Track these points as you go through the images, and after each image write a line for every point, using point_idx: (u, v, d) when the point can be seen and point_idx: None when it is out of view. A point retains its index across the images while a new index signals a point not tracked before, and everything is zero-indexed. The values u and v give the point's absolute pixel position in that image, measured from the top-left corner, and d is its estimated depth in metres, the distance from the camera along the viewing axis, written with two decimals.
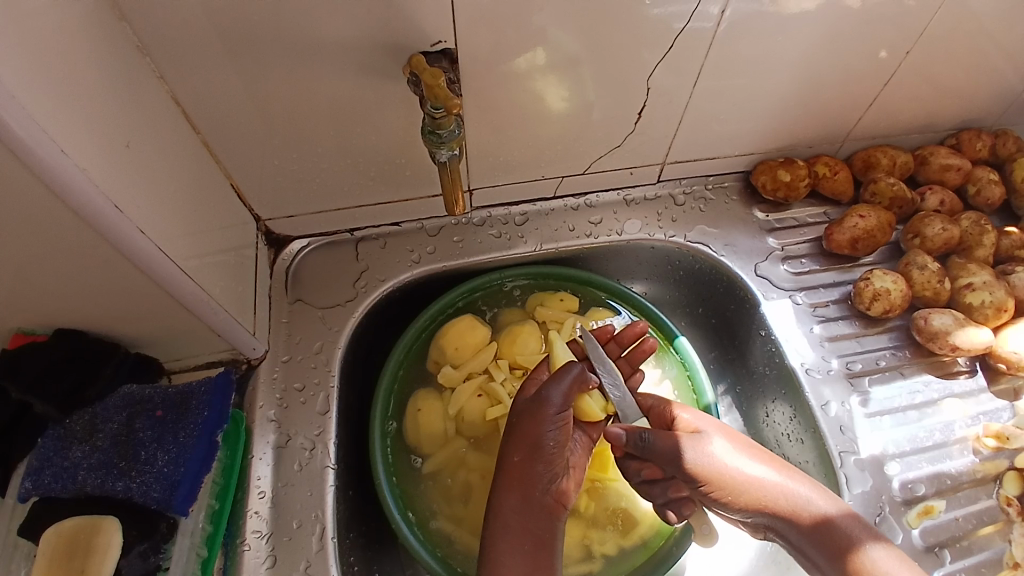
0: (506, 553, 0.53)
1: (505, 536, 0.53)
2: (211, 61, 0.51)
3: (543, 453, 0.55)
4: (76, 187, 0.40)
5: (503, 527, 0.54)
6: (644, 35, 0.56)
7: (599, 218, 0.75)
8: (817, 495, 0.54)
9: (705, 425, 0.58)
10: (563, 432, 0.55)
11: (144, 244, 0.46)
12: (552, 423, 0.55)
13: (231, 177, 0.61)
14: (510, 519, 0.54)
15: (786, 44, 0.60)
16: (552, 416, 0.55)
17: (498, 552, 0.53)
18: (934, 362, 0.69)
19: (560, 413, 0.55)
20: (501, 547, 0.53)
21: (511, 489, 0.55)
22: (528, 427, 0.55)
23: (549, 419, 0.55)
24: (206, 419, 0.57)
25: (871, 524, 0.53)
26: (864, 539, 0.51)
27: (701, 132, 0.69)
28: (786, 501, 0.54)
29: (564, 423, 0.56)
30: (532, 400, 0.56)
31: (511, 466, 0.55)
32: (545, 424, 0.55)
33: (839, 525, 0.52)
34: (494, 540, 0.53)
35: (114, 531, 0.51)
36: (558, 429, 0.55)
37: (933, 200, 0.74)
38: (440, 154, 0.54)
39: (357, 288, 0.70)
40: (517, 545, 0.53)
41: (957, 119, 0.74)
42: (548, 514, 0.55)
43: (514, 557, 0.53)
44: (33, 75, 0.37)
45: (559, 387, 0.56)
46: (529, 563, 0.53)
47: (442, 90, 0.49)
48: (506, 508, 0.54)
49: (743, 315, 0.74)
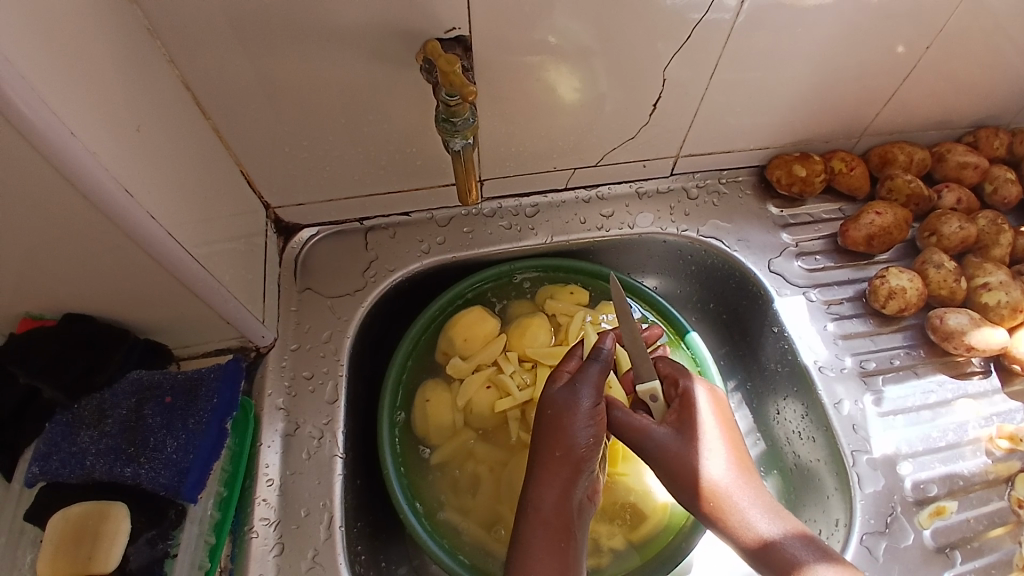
0: (542, 550, 0.51)
1: (541, 532, 0.52)
2: (221, 45, 0.50)
3: (581, 448, 0.54)
4: (85, 169, 0.40)
5: (541, 524, 0.52)
6: (660, 25, 0.55)
7: (610, 211, 0.74)
8: (772, 508, 0.52)
9: (701, 413, 0.56)
10: (599, 428, 0.55)
11: (154, 229, 0.46)
12: (588, 419, 0.54)
13: (241, 163, 0.61)
14: (549, 515, 0.53)
15: (804, 38, 0.59)
16: (588, 411, 0.54)
17: (533, 549, 0.51)
18: (947, 362, 0.69)
19: (595, 407, 0.55)
20: (535, 546, 0.51)
21: (549, 484, 0.53)
22: (565, 422, 0.54)
23: (583, 414, 0.54)
24: (216, 406, 0.57)
25: (829, 548, 0.50)
26: (811, 565, 0.48)
27: (715, 125, 0.68)
28: (731, 508, 0.52)
29: (598, 418, 0.55)
30: (568, 395, 0.55)
31: (550, 461, 0.54)
32: (582, 419, 0.54)
33: (783, 545, 0.50)
34: (530, 537, 0.52)
35: (123, 517, 0.51)
36: (595, 425, 0.54)
37: (950, 198, 0.73)
38: (454, 142, 0.54)
39: (366, 278, 0.70)
40: (552, 541, 0.52)
41: (975, 117, 0.73)
42: (580, 510, 0.54)
43: (548, 554, 0.51)
44: (42, 56, 0.37)
45: (592, 382, 0.55)
46: (564, 559, 0.52)
47: (458, 76, 0.48)
48: (543, 502, 0.53)
49: (755, 311, 0.73)
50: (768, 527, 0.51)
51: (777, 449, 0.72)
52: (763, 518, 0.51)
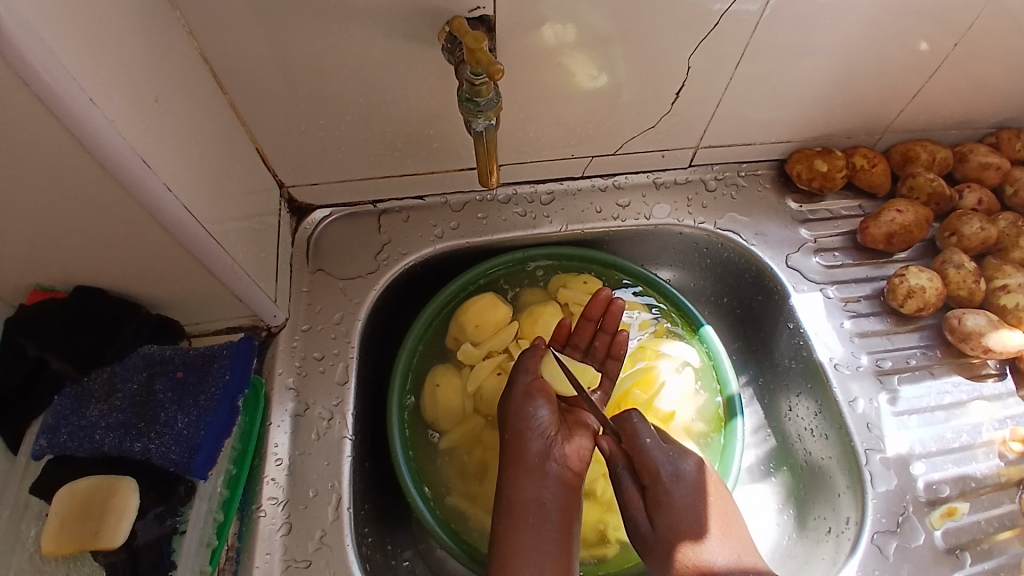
0: (509, 527, 0.54)
1: (510, 511, 0.55)
2: (239, 18, 0.49)
3: (534, 426, 0.57)
4: (103, 139, 0.39)
5: (507, 503, 0.56)
6: (685, 14, 0.54)
7: (627, 201, 0.73)
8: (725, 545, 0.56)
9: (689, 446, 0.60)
10: (550, 401, 0.59)
11: (170, 201, 0.45)
12: (532, 395, 0.59)
13: (256, 141, 0.60)
14: (515, 494, 0.56)
15: (831, 31, 0.58)
16: (524, 387, 0.59)
17: (501, 528, 0.55)
18: (963, 363, 0.68)
19: (532, 381, 0.60)
20: (502, 523, 0.55)
21: (513, 463, 0.57)
22: (511, 402, 0.59)
23: (527, 391, 0.59)
24: (227, 382, 0.56)
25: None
26: None
27: (735, 118, 0.67)
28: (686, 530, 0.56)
29: (546, 392, 0.59)
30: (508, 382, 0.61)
31: (511, 446, 0.58)
32: (527, 399, 0.59)
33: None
34: (498, 517, 0.56)
35: (130, 492, 0.50)
36: (540, 398, 0.59)
37: (971, 198, 0.72)
38: (477, 123, 0.52)
39: (379, 260, 0.69)
40: (521, 520, 0.55)
41: (998, 117, 0.72)
42: (558, 487, 0.56)
43: (516, 531, 0.54)
44: (61, 17, 0.36)
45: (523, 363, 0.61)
46: (534, 537, 0.54)
47: (484, 55, 0.47)
48: (514, 487, 0.56)
49: (770, 307, 0.72)
50: (715, 559, 0.55)
51: (787, 445, 0.71)
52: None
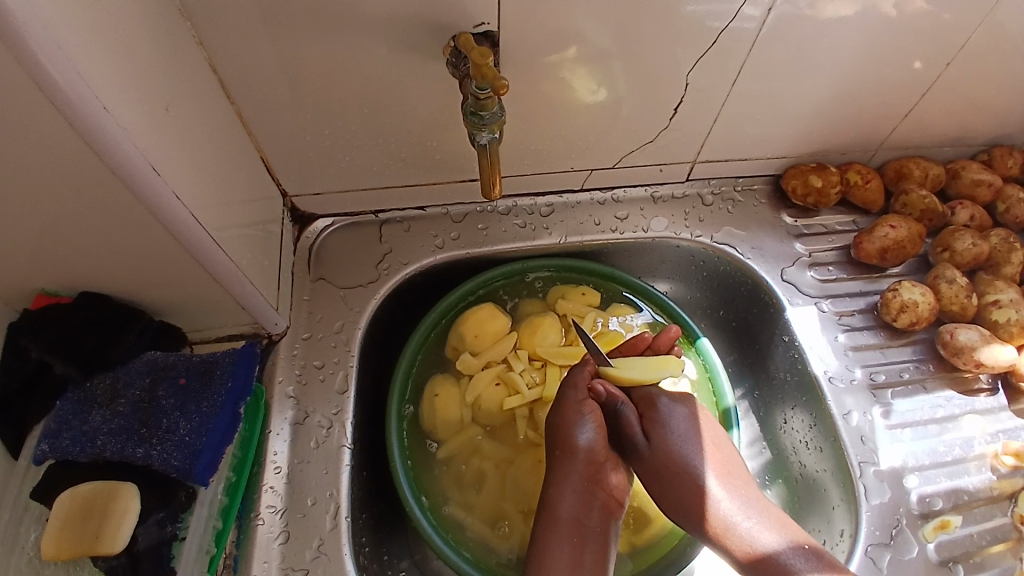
0: (556, 546, 0.54)
1: (557, 529, 0.55)
2: (248, 30, 0.50)
3: (583, 444, 0.57)
4: (117, 146, 0.40)
5: (555, 524, 0.55)
6: (684, 33, 0.56)
7: (625, 214, 0.74)
8: (728, 484, 0.57)
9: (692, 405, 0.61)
10: (598, 422, 0.58)
11: (180, 210, 0.46)
12: (584, 415, 0.58)
13: (262, 150, 0.61)
14: (563, 513, 0.56)
15: (826, 50, 0.59)
16: (576, 404, 0.58)
17: (548, 546, 0.54)
18: (956, 377, 0.69)
19: (584, 399, 0.59)
20: (551, 541, 0.55)
21: (561, 482, 0.57)
22: (562, 421, 0.58)
23: (580, 412, 0.58)
24: (230, 390, 0.57)
25: (777, 519, 0.55)
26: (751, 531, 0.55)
27: (733, 133, 0.68)
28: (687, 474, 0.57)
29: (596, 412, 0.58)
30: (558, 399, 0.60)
31: (558, 461, 0.58)
32: (578, 418, 0.58)
33: (783, 557, 0.53)
34: (545, 533, 0.55)
35: (132, 496, 0.50)
36: (592, 420, 0.58)
37: (963, 214, 0.73)
38: (480, 136, 0.53)
39: (380, 270, 0.70)
40: (568, 539, 0.55)
41: (990, 136, 0.73)
42: (601, 510, 0.57)
43: (563, 550, 0.54)
44: (80, 28, 0.37)
45: (576, 384, 0.59)
46: (580, 556, 0.54)
47: (490, 69, 0.48)
48: (560, 502, 0.56)
49: (766, 321, 0.73)
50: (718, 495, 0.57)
51: (782, 458, 0.72)
52: (764, 532, 0.54)
